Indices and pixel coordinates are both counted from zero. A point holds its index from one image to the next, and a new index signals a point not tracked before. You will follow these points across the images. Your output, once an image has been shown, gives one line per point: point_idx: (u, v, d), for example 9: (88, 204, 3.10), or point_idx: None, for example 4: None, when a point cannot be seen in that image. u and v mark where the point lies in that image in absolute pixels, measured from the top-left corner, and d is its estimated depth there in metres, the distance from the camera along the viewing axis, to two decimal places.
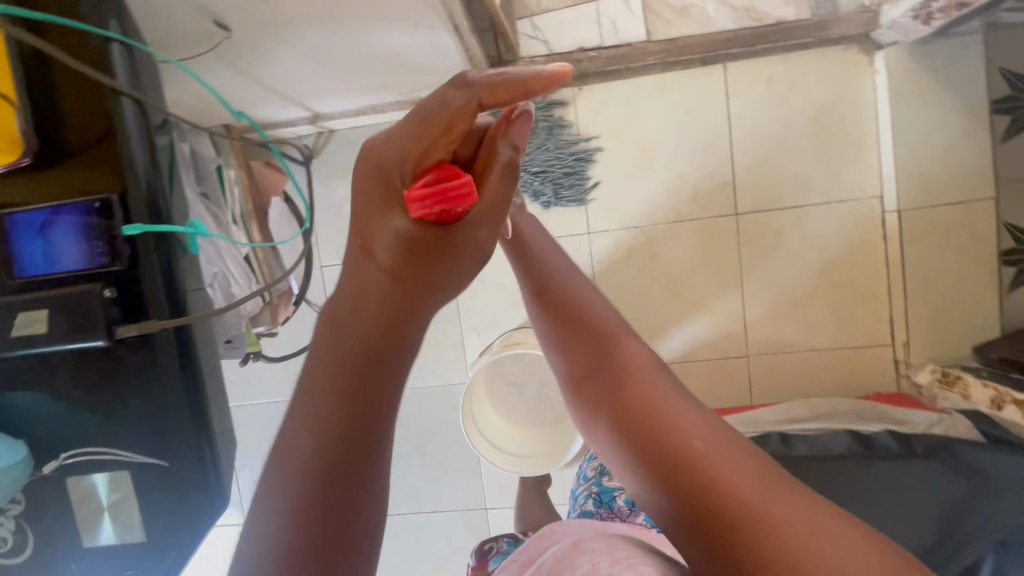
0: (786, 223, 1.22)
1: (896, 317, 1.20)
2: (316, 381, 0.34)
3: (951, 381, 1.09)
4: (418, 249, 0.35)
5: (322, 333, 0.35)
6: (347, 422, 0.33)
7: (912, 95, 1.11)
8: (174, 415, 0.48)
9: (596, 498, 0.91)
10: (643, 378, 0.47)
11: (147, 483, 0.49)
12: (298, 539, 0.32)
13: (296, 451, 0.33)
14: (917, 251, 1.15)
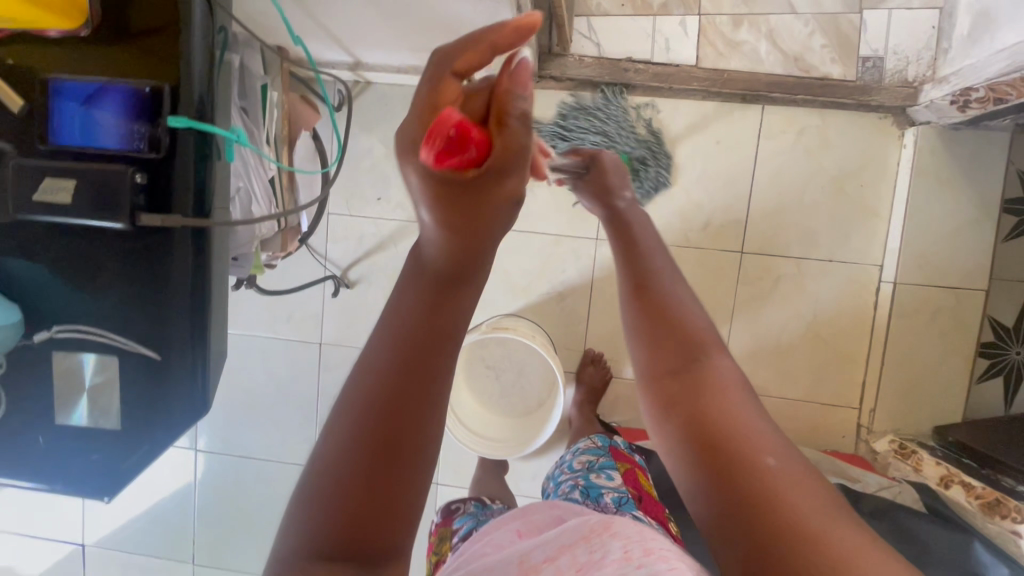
0: (787, 271, 1.24)
1: (869, 384, 1.24)
2: (399, 307, 0.41)
3: (907, 454, 1.13)
4: (465, 210, 0.38)
5: (411, 266, 0.42)
6: (422, 343, 0.40)
7: (933, 174, 1.15)
8: (175, 312, 0.49)
9: (583, 490, 0.92)
10: (724, 387, 0.54)
11: (134, 373, 0.49)
12: (372, 430, 0.39)
13: (381, 357, 0.40)
14: (903, 324, 1.19)
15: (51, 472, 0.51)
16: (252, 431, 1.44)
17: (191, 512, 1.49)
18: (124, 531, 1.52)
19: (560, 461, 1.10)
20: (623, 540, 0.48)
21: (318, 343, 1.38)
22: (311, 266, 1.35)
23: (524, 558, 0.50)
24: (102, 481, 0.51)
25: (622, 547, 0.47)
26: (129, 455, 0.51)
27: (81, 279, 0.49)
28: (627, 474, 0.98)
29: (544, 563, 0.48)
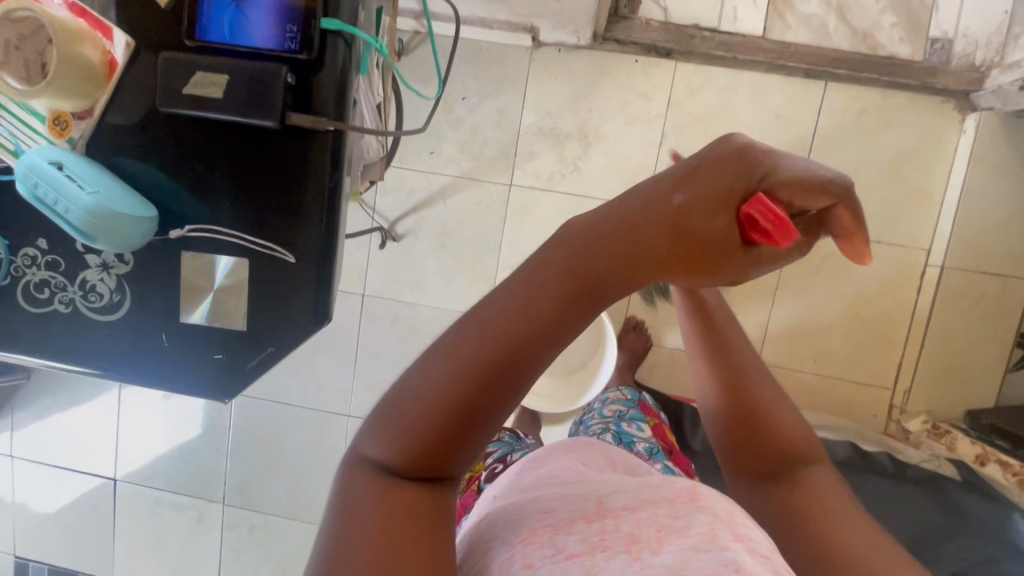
0: (834, 250, 1.26)
1: (906, 365, 1.26)
2: (575, 260, 0.41)
3: (939, 433, 1.16)
4: (701, 262, 0.39)
5: (598, 227, 0.41)
6: (571, 308, 0.40)
7: (992, 161, 1.15)
8: (308, 214, 0.52)
9: (615, 433, 0.94)
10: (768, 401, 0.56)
11: (259, 273, 0.53)
12: (469, 364, 0.39)
13: (534, 299, 0.40)
14: (947, 308, 1.20)
15: (174, 370, 0.55)
16: (289, 378, 1.46)
17: (225, 454, 1.52)
18: (156, 469, 1.55)
19: (588, 409, 1.10)
20: (710, 512, 0.42)
21: (360, 295, 1.39)
22: (359, 217, 1.36)
23: (603, 499, 0.46)
24: (223, 381, 0.54)
25: (708, 520, 0.41)
26: (252, 357, 0.54)
27: (217, 185, 0.53)
28: (656, 427, 1.00)
29: (625, 515, 0.43)
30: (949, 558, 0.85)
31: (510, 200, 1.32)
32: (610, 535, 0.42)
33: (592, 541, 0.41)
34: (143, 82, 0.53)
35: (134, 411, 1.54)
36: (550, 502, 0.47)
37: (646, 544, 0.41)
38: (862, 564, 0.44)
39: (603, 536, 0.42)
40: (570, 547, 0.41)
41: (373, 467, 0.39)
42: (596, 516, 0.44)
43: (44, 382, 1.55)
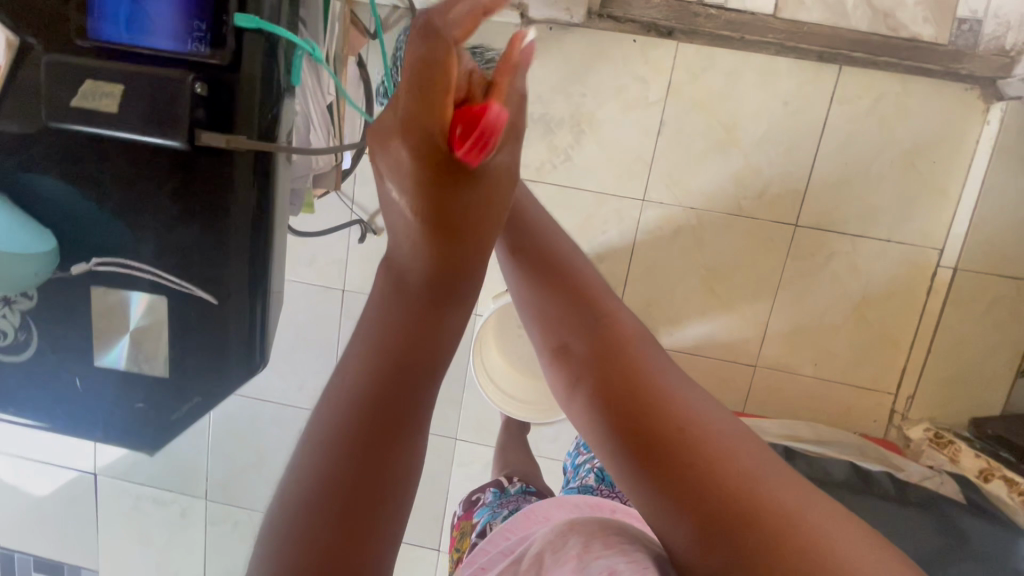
0: (840, 248, 1.18)
1: (909, 369, 1.20)
2: (370, 328, 0.37)
3: (942, 443, 1.11)
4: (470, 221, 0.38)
5: (377, 297, 0.38)
6: (400, 370, 0.36)
7: (1016, 156, 1.06)
8: (234, 243, 0.50)
9: (597, 473, 0.89)
10: (627, 341, 0.46)
11: (179, 313, 0.51)
12: (335, 442, 0.34)
13: (346, 388, 0.35)
14: (957, 312, 1.14)
15: (96, 415, 0.54)
16: (268, 374, 1.41)
17: (205, 450, 1.48)
18: (137, 464, 1.51)
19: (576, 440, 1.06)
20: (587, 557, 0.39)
21: (340, 290, 1.33)
22: (337, 208, 1.28)
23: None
24: (144, 430, 0.54)
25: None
26: (177, 408, 0.54)
27: (131, 213, 0.49)
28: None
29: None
30: None
31: None
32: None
33: None
34: (23, 81, 0.47)
35: None
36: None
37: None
38: (778, 518, 0.32)
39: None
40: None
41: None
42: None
43: None
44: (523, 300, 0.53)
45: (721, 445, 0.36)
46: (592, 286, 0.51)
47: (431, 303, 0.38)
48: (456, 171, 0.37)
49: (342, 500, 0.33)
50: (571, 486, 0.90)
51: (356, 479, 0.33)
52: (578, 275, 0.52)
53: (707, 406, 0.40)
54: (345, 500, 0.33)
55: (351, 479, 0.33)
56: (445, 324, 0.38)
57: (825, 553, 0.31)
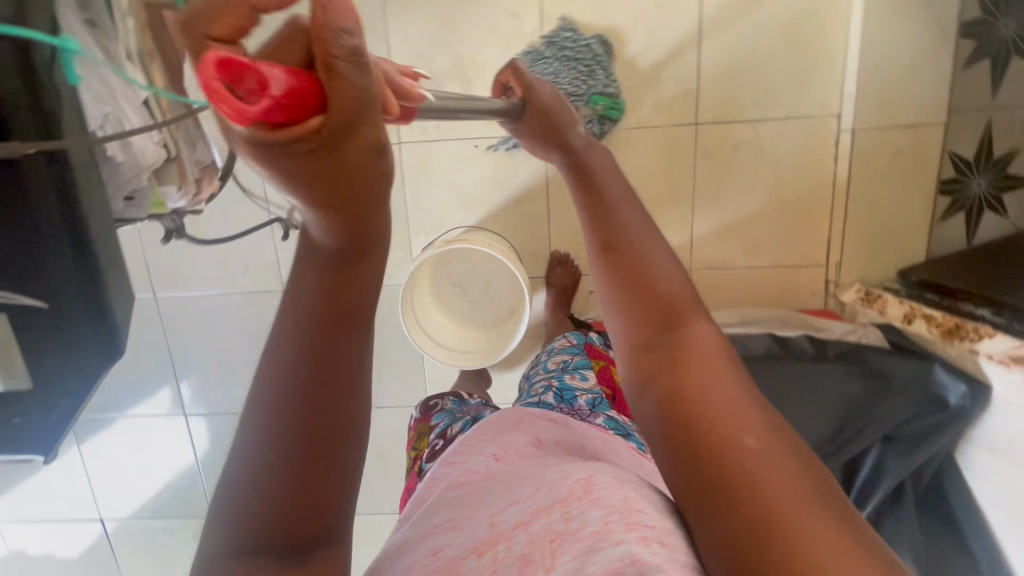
0: (744, 137, 1.20)
1: (833, 238, 1.24)
2: (298, 292, 0.37)
3: (871, 300, 1.15)
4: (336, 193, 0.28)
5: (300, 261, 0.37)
6: (327, 353, 0.38)
7: (888, 5, 1.07)
8: (56, 259, 0.51)
9: (556, 393, 0.92)
10: (705, 350, 0.46)
11: (25, 340, 0.53)
12: (282, 455, 0.38)
13: (283, 368, 0.38)
14: (865, 172, 1.18)
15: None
16: (233, 388, 1.42)
17: (197, 474, 1.52)
18: (137, 503, 1.55)
19: (537, 360, 1.13)
20: (601, 505, 0.46)
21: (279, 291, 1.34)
22: (253, 212, 1.28)
23: (495, 520, 0.50)
24: (23, 444, 0.63)
25: (601, 516, 0.45)
26: (14, 417, 0.59)
27: None
28: (600, 372, 1.01)
29: (516, 530, 0.48)
30: (871, 426, 0.89)
31: (404, 158, 1.24)
32: (502, 563, 0.47)
33: None
34: None
35: (94, 454, 1.51)
36: (436, 537, 0.52)
37: (539, 562, 0.46)
38: (786, 531, 0.34)
39: (492, 564, 0.47)
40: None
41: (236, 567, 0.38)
42: (487, 544, 0.48)
43: None
44: (599, 284, 0.54)
45: (729, 409, 0.41)
46: (657, 270, 0.52)
47: (348, 263, 0.36)
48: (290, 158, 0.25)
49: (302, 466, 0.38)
50: (528, 399, 0.94)
51: (316, 436, 0.39)
52: (649, 259, 0.53)
53: (735, 381, 0.43)
54: (306, 471, 0.39)
55: (310, 438, 0.39)
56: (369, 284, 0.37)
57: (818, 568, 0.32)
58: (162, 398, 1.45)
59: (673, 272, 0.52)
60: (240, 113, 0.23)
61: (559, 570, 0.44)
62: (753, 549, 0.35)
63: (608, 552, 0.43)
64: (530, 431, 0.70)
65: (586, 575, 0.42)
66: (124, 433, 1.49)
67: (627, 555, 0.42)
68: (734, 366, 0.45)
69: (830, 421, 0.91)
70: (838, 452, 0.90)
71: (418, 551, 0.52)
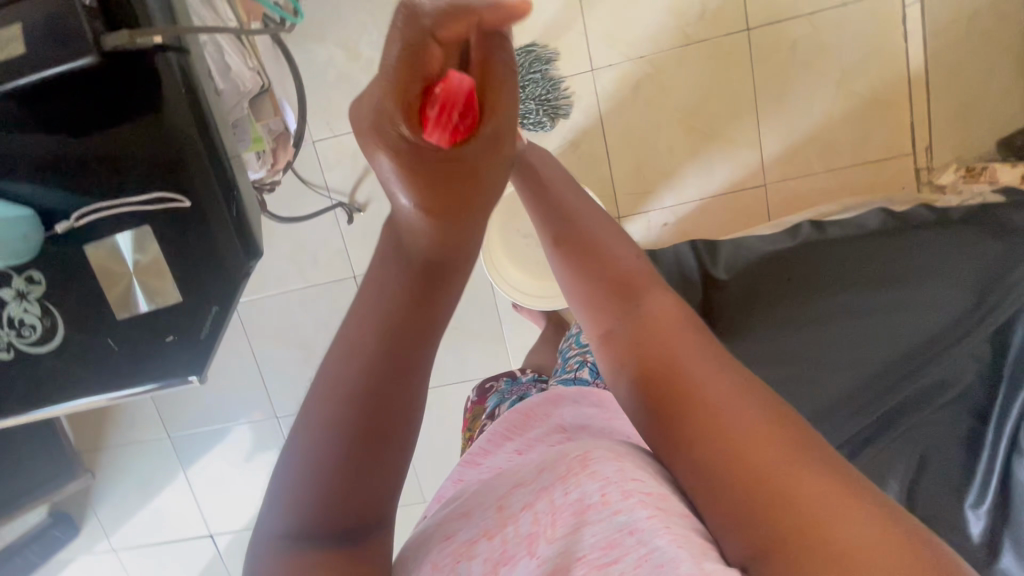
0: (802, 33, 1.14)
1: (918, 123, 1.14)
2: (363, 315, 0.39)
3: (977, 174, 1.06)
4: (466, 187, 0.38)
5: (369, 298, 0.39)
6: (396, 342, 0.39)
7: None
8: (196, 162, 0.68)
9: (591, 368, 0.89)
10: (664, 324, 0.46)
11: (168, 249, 0.70)
12: (343, 428, 0.38)
13: (349, 379, 0.38)
14: (942, 45, 1.10)
15: (143, 354, 0.73)
16: None
17: None
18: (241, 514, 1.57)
19: (570, 335, 1.07)
20: (598, 477, 0.40)
21: (351, 277, 1.35)
22: (316, 201, 1.30)
23: (503, 503, 0.45)
24: (179, 353, 0.74)
25: (597, 487, 0.40)
26: (201, 328, 0.74)
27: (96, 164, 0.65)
28: None
29: (524, 511, 0.43)
30: (1017, 287, 0.78)
31: None
32: (510, 544, 0.42)
33: (494, 558, 0.42)
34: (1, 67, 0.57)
35: (198, 468, 1.55)
36: (451, 522, 0.47)
37: (544, 533, 0.41)
38: (792, 501, 0.32)
39: (503, 548, 0.42)
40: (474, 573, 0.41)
41: (293, 542, 0.39)
42: (496, 528, 0.43)
43: (107, 473, 1.58)
44: (559, 271, 0.55)
45: (710, 394, 0.39)
46: (614, 249, 0.53)
47: (416, 299, 0.39)
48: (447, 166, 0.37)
49: (360, 450, 0.38)
50: (563, 376, 0.91)
51: (376, 416, 0.38)
52: (602, 243, 0.54)
53: (725, 368, 0.41)
54: (361, 454, 0.38)
55: (374, 415, 0.38)
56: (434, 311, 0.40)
57: (824, 539, 0.30)
58: (255, 402, 1.48)
59: (631, 251, 0.53)
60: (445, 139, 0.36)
61: (558, 544, 0.40)
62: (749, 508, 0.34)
63: (606, 522, 0.38)
64: (549, 419, 0.63)
65: (587, 551, 0.38)
66: (224, 443, 1.52)
67: (627, 526, 0.38)
68: (704, 335, 0.45)
69: (966, 295, 0.82)
70: (978, 327, 0.81)
71: (436, 542, 0.46)
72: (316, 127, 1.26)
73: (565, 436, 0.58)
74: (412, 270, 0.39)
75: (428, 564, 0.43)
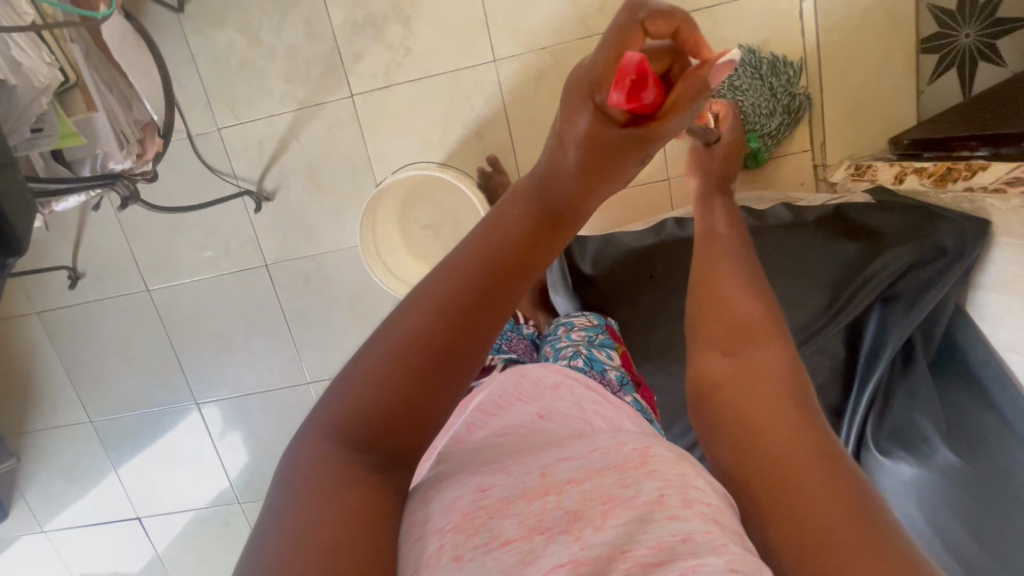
0: (700, 27, 1.13)
1: (815, 119, 1.15)
2: (482, 251, 0.41)
3: (862, 172, 1.07)
4: (608, 166, 0.44)
5: (480, 237, 0.42)
6: (491, 288, 0.40)
7: None
8: None
9: (585, 359, 0.77)
10: (767, 372, 0.47)
11: None
12: (420, 350, 0.38)
13: (440, 302, 0.39)
14: (833, 41, 1.08)
15: None
16: (237, 369, 1.45)
17: (221, 459, 1.55)
18: (167, 496, 1.60)
19: (555, 326, 0.94)
20: (658, 477, 0.39)
21: (262, 265, 1.35)
22: (223, 188, 1.30)
23: (545, 470, 0.40)
24: None
25: (656, 487, 0.39)
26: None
27: None
28: (625, 355, 0.85)
29: (569, 485, 0.39)
30: (869, 282, 0.82)
31: (359, 111, 1.23)
32: (549, 515, 0.37)
33: (529, 524, 0.37)
34: None
35: (122, 452, 1.57)
36: (484, 473, 0.40)
37: (590, 521, 0.37)
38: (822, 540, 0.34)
39: (540, 517, 0.37)
40: (507, 532, 0.36)
41: (326, 452, 0.36)
42: (536, 493, 0.39)
43: (31, 456, 1.59)
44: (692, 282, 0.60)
45: (774, 421, 0.43)
46: (735, 290, 0.56)
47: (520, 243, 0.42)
48: (609, 128, 0.42)
49: (421, 386, 0.37)
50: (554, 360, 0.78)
51: (444, 357, 0.38)
52: (723, 289, 0.57)
53: (786, 398, 0.45)
54: (421, 391, 0.37)
55: (440, 355, 0.38)
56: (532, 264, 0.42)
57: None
58: (173, 388, 1.49)
59: (747, 282, 0.56)
60: (624, 103, 0.41)
61: (608, 534, 0.36)
62: (766, 491, 0.39)
63: (662, 525, 0.36)
64: (574, 391, 0.53)
65: (633, 546, 0.35)
66: (147, 427, 1.54)
67: (681, 532, 0.36)
68: (801, 390, 0.46)
69: (819, 292, 0.86)
70: (833, 321, 0.85)
71: (458, 487, 0.39)
72: (221, 115, 1.25)
73: (593, 417, 0.50)
74: (524, 216, 0.43)
75: (454, 513, 0.37)
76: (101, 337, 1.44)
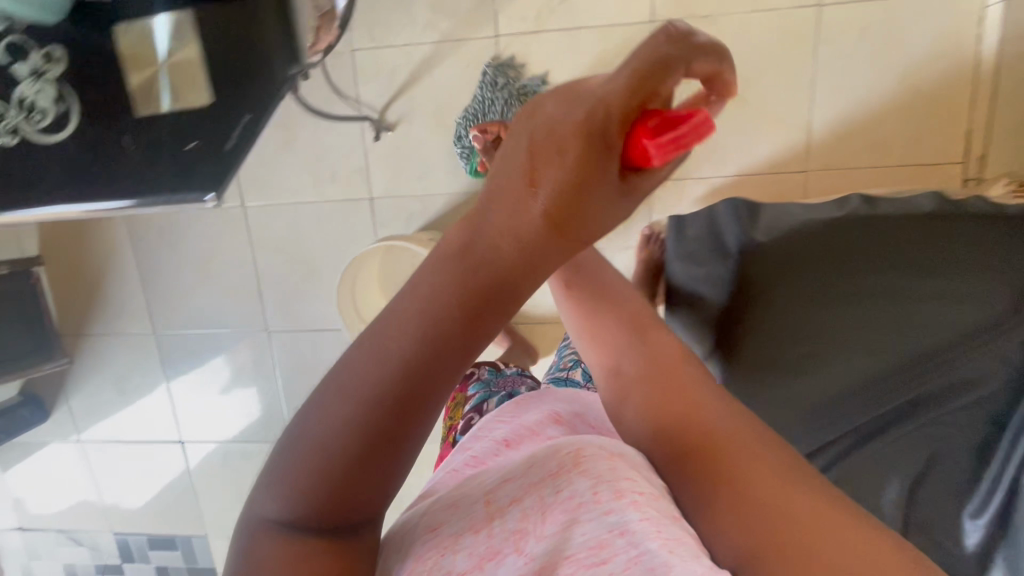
0: (875, 16, 1.08)
1: (976, 129, 1.10)
2: (399, 336, 0.33)
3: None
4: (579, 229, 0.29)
5: (414, 300, 0.33)
6: (415, 380, 0.34)
7: None
8: None
9: (583, 372, 1.06)
10: (671, 366, 0.52)
11: (208, 36, 0.85)
12: (346, 437, 0.34)
13: (353, 391, 0.34)
14: (1017, 48, 1.00)
15: (176, 162, 0.79)
16: (319, 303, 1.40)
17: (280, 395, 1.50)
18: (218, 422, 1.55)
19: (565, 341, 1.20)
20: (590, 475, 0.43)
21: (367, 199, 1.31)
22: (343, 113, 1.26)
23: (490, 497, 0.45)
24: (188, 162, 0.79)
25: (590, 486, 0.42)
26: (231, 139, 0.79)
27: None
28: None
29: (511, 506, 0.44)
30: None
31: (500, 53, 1.19)
32: (497, 540, 0.42)
33: (479, 553, 0.42)
34: None
35: (179, 371, 1.52)
36: (439, 511, 0.46)
37: (531, 529, 0.42)
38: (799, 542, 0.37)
39: (490, 544, 0.42)
40: (457, 566, 0.42)
41: (285, 533, 0.37)
42: (483, 522, 0.43)
43: (86, 359, 1.54)
44: (574, 320, 0.60)
45: (709, 431, 0.45)
46: (626, 305, 0.58)
47: (446, 323, 0.32)
48: (602, 164, 0.28)
49: (363, 460, 0.35)
50: (559, 373, 1.07)
51: (375, 438, 0.34)
52: (623, 304, 0.58)
53: (714, 398, 0.49)
54: (355, 471, 0.35)
55: (372, 438, 0.34)
56: (474, 339, 0.33)
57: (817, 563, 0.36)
58: (248, 311, 1.44)
59: (634, 299, 0.60)
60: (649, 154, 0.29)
61: (548, 541, 0.42)
62: (711, 496, 0.43)
63: (597, 520, 0.41)
64: (542, 406, 0.62)
65: (572, 553, 0.40)
66: (210, 350, 1.49)
67: (617, 526, 0.40)
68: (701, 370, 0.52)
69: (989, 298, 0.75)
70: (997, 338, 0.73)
71: (421, 527, 0.46)
72: (356, 36, 1.21)
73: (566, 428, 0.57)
74: (468, 281, 0.32)
75: (411, 555, 0.43)
76: (185, 245, 1.40)
